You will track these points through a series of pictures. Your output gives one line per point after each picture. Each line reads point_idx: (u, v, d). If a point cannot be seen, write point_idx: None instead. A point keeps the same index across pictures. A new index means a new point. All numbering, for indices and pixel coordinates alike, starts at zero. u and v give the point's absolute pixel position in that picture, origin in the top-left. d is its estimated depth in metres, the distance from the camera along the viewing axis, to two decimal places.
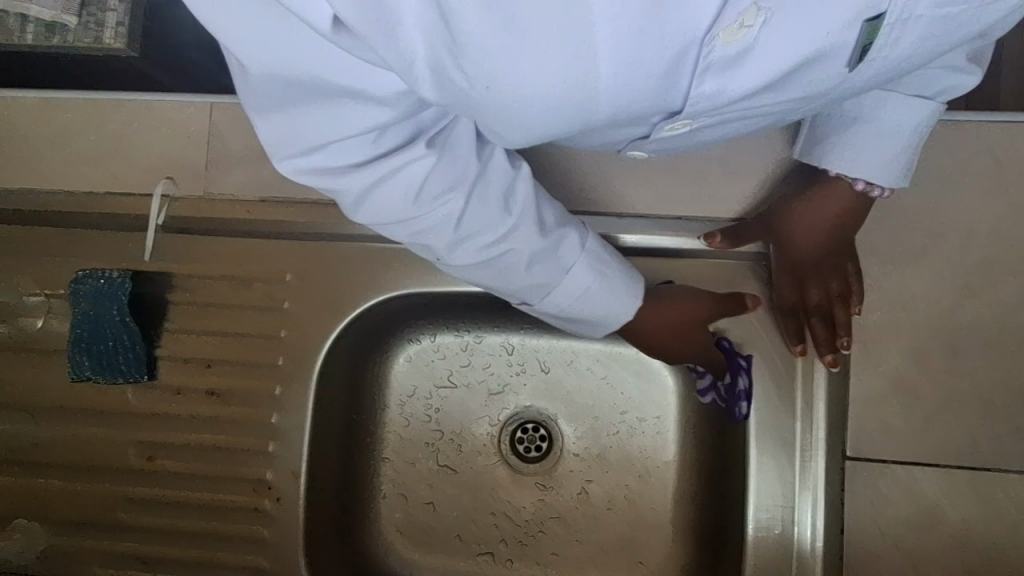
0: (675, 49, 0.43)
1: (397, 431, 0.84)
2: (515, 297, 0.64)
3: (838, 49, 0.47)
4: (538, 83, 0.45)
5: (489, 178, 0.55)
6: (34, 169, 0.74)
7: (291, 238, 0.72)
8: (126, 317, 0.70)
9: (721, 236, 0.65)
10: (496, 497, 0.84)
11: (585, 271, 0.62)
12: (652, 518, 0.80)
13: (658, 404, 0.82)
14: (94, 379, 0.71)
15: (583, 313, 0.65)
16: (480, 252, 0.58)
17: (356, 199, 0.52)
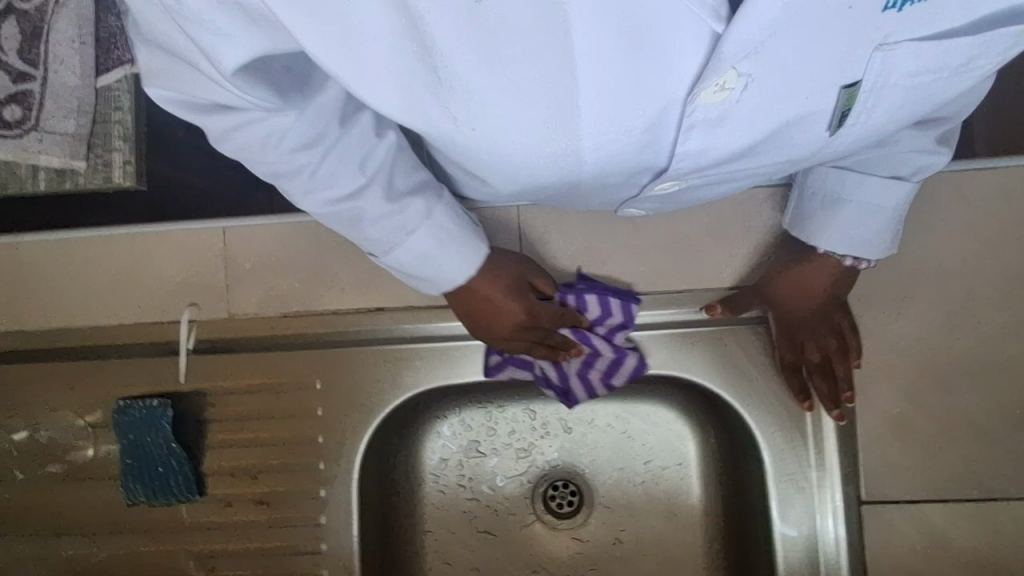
0: (654, 107, 0.50)
1: (435, 503, 0.88)
2: (374, 249, 0.63)
3: (817, 114, 0.51)
4: (530, 138, 0.52)
5: (337, 132, 0.55)
6: (62, 306, 0.77)
7: (316, 346, 0.76)
8: (170, 442, 0.73)
9: (722, 306, 0.69)
10: (536, 554, 0.88)
11: (427, 231, 0.61)
12: (684, 559, 0.84)
13: (677, 451, 0.86)
14: (149, 502, 0.75)
15: (429, 270, 0.64)
16: (332, 202, 0.58)
17: (219, 129, 0.53)
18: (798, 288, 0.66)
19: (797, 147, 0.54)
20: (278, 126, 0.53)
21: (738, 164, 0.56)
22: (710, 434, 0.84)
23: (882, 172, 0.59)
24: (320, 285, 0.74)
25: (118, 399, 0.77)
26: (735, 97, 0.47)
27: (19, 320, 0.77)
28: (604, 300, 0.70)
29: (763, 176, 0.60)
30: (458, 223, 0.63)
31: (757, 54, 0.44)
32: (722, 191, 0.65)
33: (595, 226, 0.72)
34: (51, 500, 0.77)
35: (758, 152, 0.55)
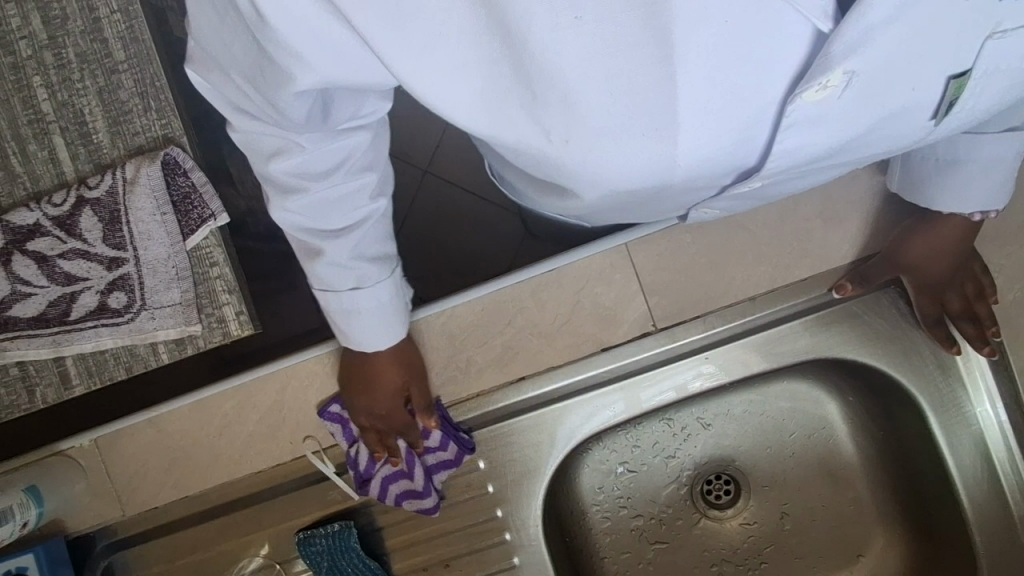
0: (749, 114, 0.46)
1: (604, 529, 0.91)
2: (319, 288, 0.65)
3: (922, 102, 0.47)
4: (622, 155, 0.49)
5: (368, 190, 0.61)
6: (218, 464, 0.78)
7: (468, 430, 0.78)
8: (365, 561, 0.76)
9: (851, 283, 0.71)
10: (710, 549, 0.90)
11: (371, 294, 0.66)
12: (853, 513, 0.87)
13: (819, 416, 0.88)
14: None
15: (349, 329, 0.68)
16: (306, 231, 0.62)
17: (277, 177, 0.58)
18: (928, 248, 0.69)
19: (897, 133, 0.51)
20: (320, 167, 0.58)
21: (830, 158, 0.52)
22: (851, 395, 0.85)
23: (994, 129, 0.57)
24: (460, 376, 0.74)
25: (298, 530, 0.80)
26: (836, 94, 0.44)
27: (184, 485, 0.79)
28: (454, 438, 0.75)
29: (853, 163, 0.56)
30: (396, 298, 0.68)
31: (867, 53, 0.41)
32: (807, 183, 0.60)
33: (706, 238, 0.71)
34: None
35: (846, 151, 0.51)
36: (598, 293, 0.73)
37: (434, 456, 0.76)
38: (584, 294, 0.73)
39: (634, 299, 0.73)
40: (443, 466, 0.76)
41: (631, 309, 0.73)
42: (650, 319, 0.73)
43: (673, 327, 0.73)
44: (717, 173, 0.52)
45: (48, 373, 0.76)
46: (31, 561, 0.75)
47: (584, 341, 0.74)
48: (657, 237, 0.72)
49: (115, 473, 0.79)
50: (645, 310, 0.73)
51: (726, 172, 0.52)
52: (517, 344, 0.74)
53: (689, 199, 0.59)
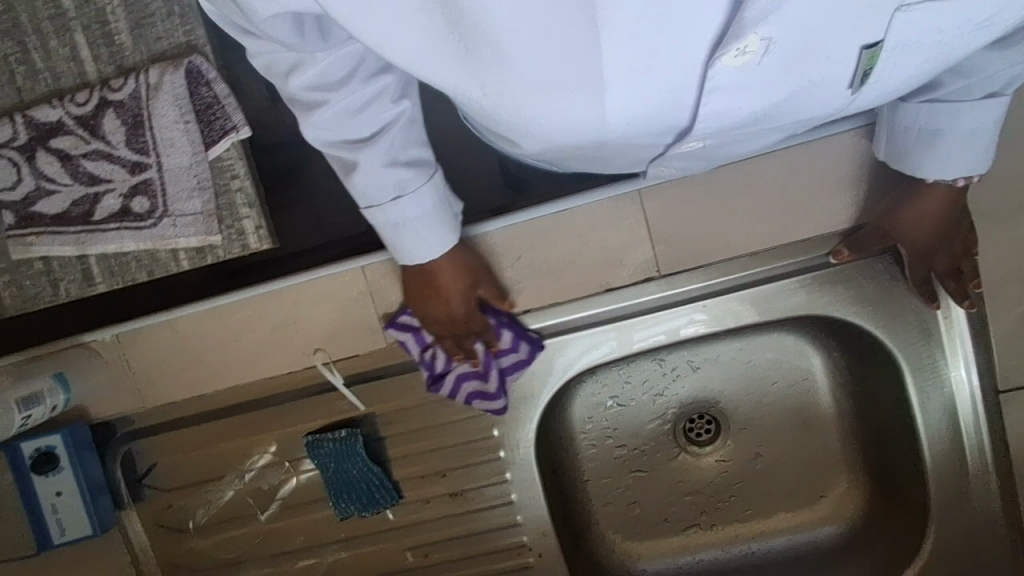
0: (676, 82, 0.48)
1: (589, 456, 0.97)
2: (360, 202, 0.62)
3: (837, 76, 0.50)
4: (552, 109, 0.51)
5: (381, 101, 0.56)
6: (233, 368, 0.83)
7: (472, 356, 0.81)
8: (368, 465, 0.82)
9: (847, 250, 0.73)
10: (686, 479, 0.97)
11: (412, 203, 0.62)
12: (822, 458, 0.93)
13: (803, 368, 0.92)
14: (359, 512, 0.85)
15: (397, 241, 0.65)
16: (337, 145, 0.58)
17: (296, 92, 0.55)
18: (916, 216, 0.68)
19: (809, 103, 0.53)
20: (330, 79, 0.54)
21: (751, 126, 0.55)
22: (838, 351, 0.89)
23: (974, 94, 0.58)
24: None
25: (308, 432, 0.85)
26: (756, 59, 0.45)
27: (200, 384, 0.84)
28: (517, 340, 0.77)
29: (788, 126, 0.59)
30: (440, 205, 0.64)
31: (780, 19, 0.42)
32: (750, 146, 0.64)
33: (718, 191, 0.73)
34: (274, 524, 0.88)
35: (767, 117, 0.54)
36: (607, 237, 0.74)
37: (455, 367, 0.77)
38: (591, 239, 0.75)
39: (642, 245, 0.75)
40: (475, 376, 0.77)
41: (637, 255, 0.75)
42: (654, 265, 0.75)
43: (675, 276, 0.76)
44: (654, 133, 0.55)
45: (72, 270, 0.79)
46: (59, 441, 0.80)
47: (587, 281, 0.76)
48: (671, 187, 0.73)
49: (136, 368, 0.83)
50: (652, 257, 0.75)
51: (663, 132, 0.54)
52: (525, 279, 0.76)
53: (642, 154, 0.62)
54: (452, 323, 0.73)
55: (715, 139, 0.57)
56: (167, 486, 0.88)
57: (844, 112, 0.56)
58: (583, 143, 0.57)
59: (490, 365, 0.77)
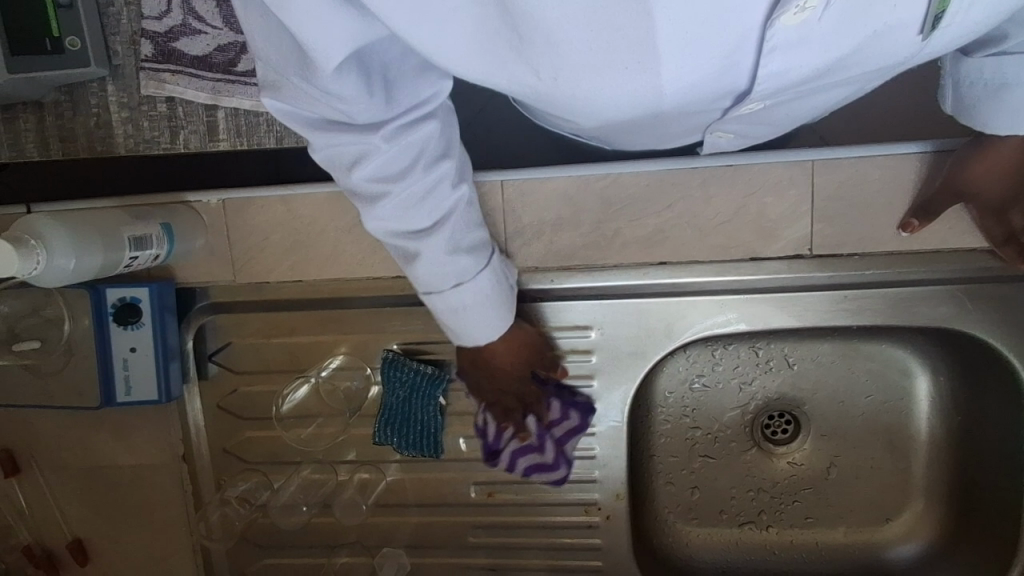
0: (732, 42, 0.42)
1: (661, 431, 0.94)
2: (421, 287, 0.60)
3: (905, 20, 0.43)
4: (608, 86, 0.45)
5: (444, 191, 0.54)
6: (339, 259, 0.79)
7: (591, 298, 0.76)
8: (436, 403, 0.79)
9: (917, 221, 0.68)
10: (753, 474, 0.94)
11: (473, 287, 0.61)
12: (897, 480, 0.90)
13: (903, 388, 0.89)
14: (396, 448, 0.82)
15: (462, 322, 0.63)
16: (395, 234, 0.55)
17: (356, 182, 0.51)
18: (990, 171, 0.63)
19: (884, 53, 0.46)
20: (394, 168, 0.50)
21: (817, 82, 0.49)
22: (949, 374, 0.86)
23: None
24: (602, 242, 0.74)
25: (394, 346, 0.82)
26: (817, 15, 0.40)
27: (301, 270, 0.79)
28: (636, 347, 0.76)
29: (862, 81, 0.52)
30: (498, 287, 0.63)
31: None
32: (808, 108, 0.57)
33: (893, 179, 0.69)
34: (340, 431, 0.84)
35: (831, 73, 0.47)
36: (766, 204, 0.71)
37: (508, 444, 0.79)
38: (750, 202, 0.71)
39: (800, 220, 0.71)
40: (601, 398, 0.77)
41: (793, 229, 0.71)
42: (808, 244, 0.71)
43: (827, 257, 0.72)
44: (711, 97, 0.49)
45: (196, 120, 0.76)
46: (145, 296, 0.76)
47: (735, 246, 0.72)
48: (848, 165, 0.69)
49: (237, 239, 0.79)
50: (806, 235, 0.71)
51: (719, 95, 0.48)
52: (671, 229, 0.72)
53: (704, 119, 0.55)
54: (513, 389, 0.75)
55: (780, 97, 0.50)
56: (234, 368, 0.84)
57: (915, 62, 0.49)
58: (636, 114, 0.51)
59: (612, 381, 0.76)
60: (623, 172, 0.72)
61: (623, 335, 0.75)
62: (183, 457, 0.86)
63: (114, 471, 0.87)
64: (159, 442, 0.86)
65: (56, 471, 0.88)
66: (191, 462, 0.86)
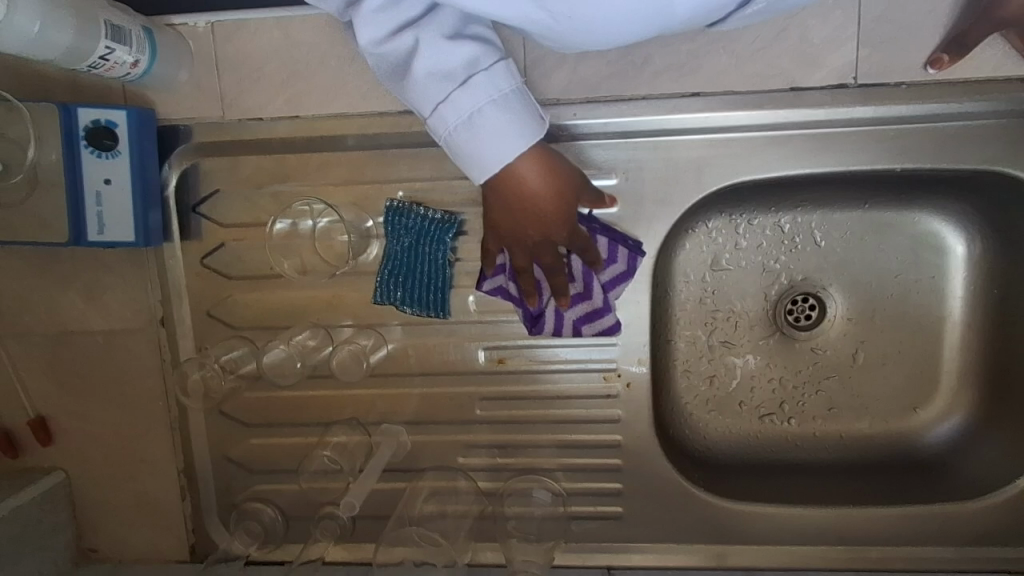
0: None
1: (679, 316, 0.88)
2: (422, 108, 0.55)
3: None
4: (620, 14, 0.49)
5: (475, 75, 0.54)
6: (342, 93, 0.72)
7: (616, 135, 0.70)
8: (448, 256, 0.73)
9: (948, 59, 0.64)
10: (775, 362, 0.89)
11: (482, 89, 0.54)
12: (929, 364, 0.85)
13: (935, 264, 0.84)
14: (399, 307, 0.75)
15: (473, 143, 0.57)
16: (392, 53, 0.54)
17: (349, 6, 0.53)
18: None
19: None
20: None
21: None
22: (986, 247, 0.82)
23: None
24: (630, 70, 0.68)
25: (399, 195, 0.74)
26: None
27: (297, 104, 0.72)
28: (613, 247, 0.71)
29: None
30: (518, 92, 0.56)
31: None
32: None
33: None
34: (338, 292, 0.77)
35: None
36: (808, 28, 0.65)
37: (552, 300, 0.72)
38: (792, 25, 0.66)
39: (844, 46, 0.66)
40: (579, 298, 0.73)
41: (837, 56, 0.66)
42: (853, 73, 0.66)
43: (873, 89, 0.67)
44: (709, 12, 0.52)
45: None
46: (122, 120, 0.68)
47: (775, 73, 0.67)
48: None
49: (228, 67, 0.72)
50: (850, 62, 0.66)
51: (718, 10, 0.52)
52: (706, 53, 0.67)
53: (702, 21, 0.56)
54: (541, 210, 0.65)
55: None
56: (220, 219, 0.76)
57: None
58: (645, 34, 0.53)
59: (590, 280, 0.72)
60: None
61: (599, 233, 0.71)
62: (161, 322, 0.78)
63: (82, 338, 0.79)
64: (134, 303, 0.78)
65: (16, 337, 0.79)
66: (170, 326, 0.78)
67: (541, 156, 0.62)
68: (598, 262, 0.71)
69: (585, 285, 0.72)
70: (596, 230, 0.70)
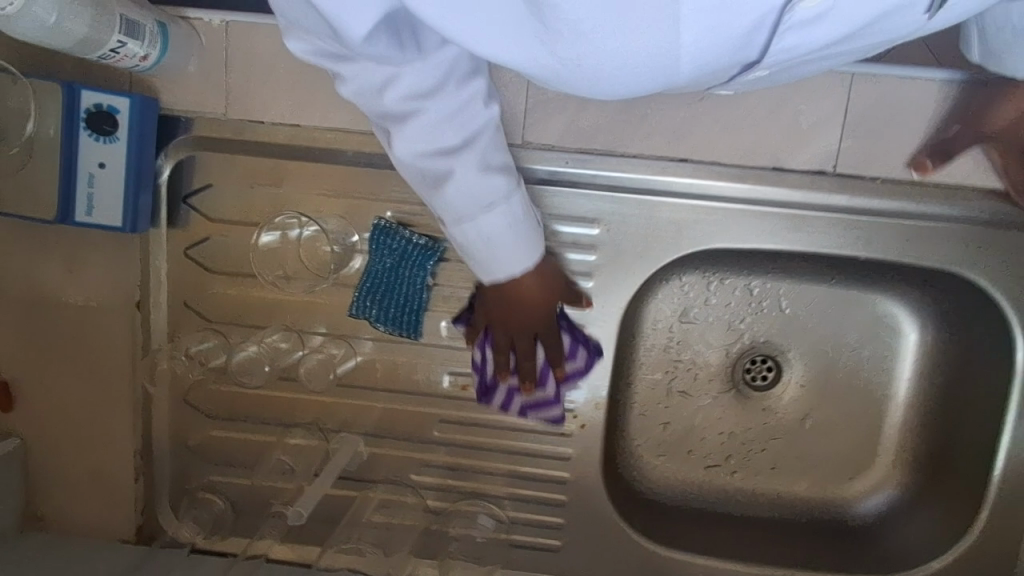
0: (753, 19, 0.43)
1: (643, 360, 0.91)
2: (447, 216, 0.58)
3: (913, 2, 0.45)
4: (623, 61, 0.45)
5: (497, 208, 0.58)
6: (346, 108, 0.74)
7: (602, 188, 0.72)
8: (427, 281, 0.75)
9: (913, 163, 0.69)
10: (728, 417, 0.92)
11: (503, 213, 0.59)
12: (870, 438, 0.90)
13: (889, 344, 0.88)
14: (373, 323, 0.77)
15: (490, 253, 0.61)
16: (427, 158, 0.53)
17: (389, 106, 0.50)
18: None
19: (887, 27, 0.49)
20: (427, 85, 0.49)
21: (832, 48, 0.51)
22: (938, 335, 0.86)
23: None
24: (624, 128, 0.70)
25: (388, 215, 0.76)
26: None
27: (300, 113, 0.74)
28: (575, 346, 0.75)
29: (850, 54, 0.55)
30: (527, 217, 0.61)
31: None
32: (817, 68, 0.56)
33: (920, 104, 0.69)
34: (314, 299, 0.78)
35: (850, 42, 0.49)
36: (798, 113, 0.69)
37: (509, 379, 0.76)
38: (782, 108, 0.69)
39: (828, 135, 0.69)
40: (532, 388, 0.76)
41: (820, 144, 0.69)
42: (832, 161, 0.69)
43: (848, 179, 0.70)
44: (720, 69, 0.49)
45: None
46: (124, 108, 0.69)
47: (760, 150, 0.70)
48: (885, 85, 0.68)
49: (236, 67, 0.73)
50: (831, 152, 0.69)
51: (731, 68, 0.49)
52: (698, 122, 0.69)
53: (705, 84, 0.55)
54: (530, 305, 0.70)
55: (780, 66, 0.53)
56: (208, 212, 0.77)
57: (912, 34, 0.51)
58: (651, 89, 0.50)
59: (547, 376, 0.76)
60: None
61: (567, 332, 0.75)
62: (137, 305, 0.79)
63: (56, 310, 0.79)
64: (112, 283, 0.78)
65: None
66: (145, 310, 0.79)
67: (545, 269, 0.68)
68: (563, 364, 0.75)
69: (541, 379, 0.76)
70: (564, 327, 0.74)
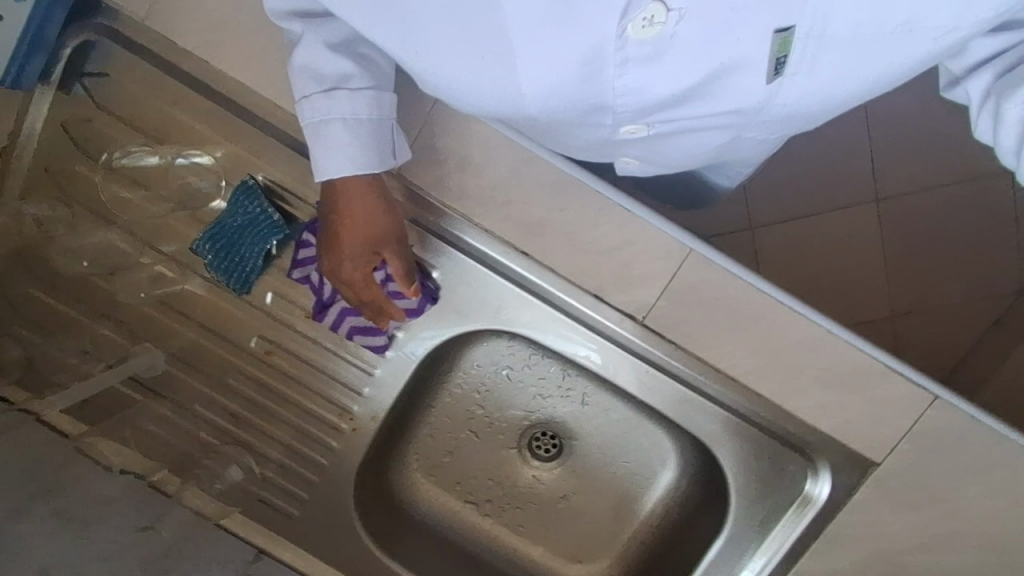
0: (586, 47, 0.45)
1: (451, 394, 0.98)
2: (294, 87, 0.57)
3: (749, 62, 0.45)
4: (473, 69, 0.49)
5: (342, 91, 0.55)
6: (255, 65, 0.74)
7: (448, 247, 0.79)
8: (264, 252, 0.79)
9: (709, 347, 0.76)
10: (501, 469, 1.01)
11: (346, 102, 0.56)
12: (605, 538, 1.00)
13: (653, 470, 0.98)
14: (207, 266, 0.81)
15: (321, 142, 0.58)
16: (285, 15, 0.54)
17: None
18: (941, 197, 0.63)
19: (734, 98, 0.48)
20: None
21: (686, 116, 0.50)
22: (692, 482, 0.96)
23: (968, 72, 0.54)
24: (488, 203, 0.75)
25: (259, 177, 0.80)
26: (668, 32, 0.43)
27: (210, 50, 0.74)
28: (413, 286, 0.77)
29: (727, 133, 0.54)
30: (380, 121, 0.58)
31: None
32: (699, 147, 0.56)
33: (740, 300, 0.75)
34: (168, 219, 0.83)
35: (703, 104, 0.49)
36: (635, 259, 0.75)
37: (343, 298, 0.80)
38: (623, 249, 0.75)
39: (652, 289, 0.75)
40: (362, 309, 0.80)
41: (643, 293, 0.76)
42: (645, 312, 0.76)
43: (652, 332, 0.77)
44: (578, 111, 0.51)
45: None
46: None
47: (591, 276, 0.76)
48: (715, 270, 0.74)
49: None
50: (648, 304, 0.76)
51: (586, 107, 0.50)
52: (551, 228, 0.75)
53: (595, 139, 0.56)
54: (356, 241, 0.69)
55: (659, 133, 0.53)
56: (100, 101, 0.79)
57: (766, 112, 0.50)
58: (518, 113, 0.54)
59: None
60: (541, 156, 0.73)
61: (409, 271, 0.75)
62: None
63: None
64: None
65: None
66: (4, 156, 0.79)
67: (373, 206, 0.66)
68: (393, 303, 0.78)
69: None
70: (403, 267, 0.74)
